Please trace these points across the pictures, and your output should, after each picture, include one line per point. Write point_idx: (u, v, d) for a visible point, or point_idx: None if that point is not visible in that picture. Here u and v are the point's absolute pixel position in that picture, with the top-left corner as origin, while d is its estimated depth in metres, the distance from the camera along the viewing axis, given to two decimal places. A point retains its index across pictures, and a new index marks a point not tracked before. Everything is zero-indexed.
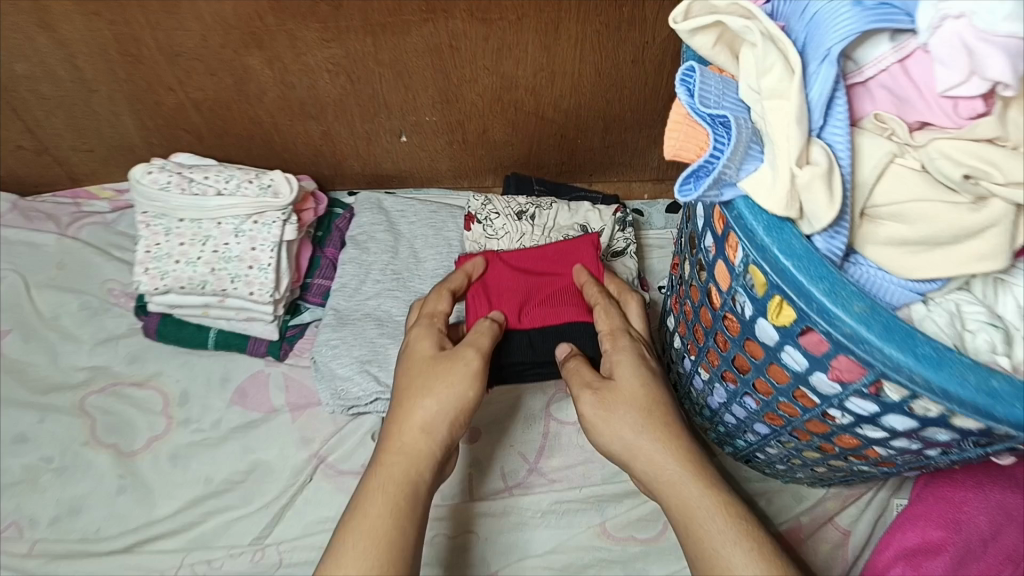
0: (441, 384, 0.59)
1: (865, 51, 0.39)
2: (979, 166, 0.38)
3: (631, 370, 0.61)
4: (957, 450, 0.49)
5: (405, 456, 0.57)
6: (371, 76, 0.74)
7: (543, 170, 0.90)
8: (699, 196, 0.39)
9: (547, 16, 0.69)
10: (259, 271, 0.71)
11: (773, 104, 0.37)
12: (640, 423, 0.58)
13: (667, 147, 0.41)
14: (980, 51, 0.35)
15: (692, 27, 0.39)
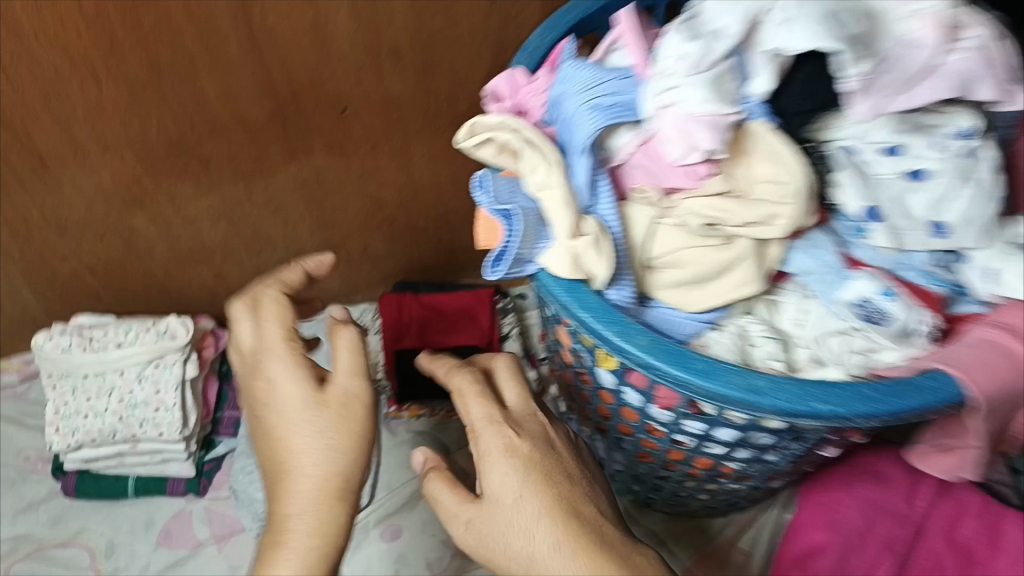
0: (343, 440, 0.48)
1: (615, 141, 0.49)
2: (715, 216, 0.48)
3: (512, 478, 0.48)
4: (783, 449, 0.58)
5: (315, 551, 0.47)
6: (251, 218, 0.81)
7: (430, 273, 0.97)
8: (504, 273, 0.48)
9: (398, 141, 0.78)
10: (165, 411, 0.76)
11: (545, 195, 0.47)
12: (514, 528, 0.47)
13: (482, 241, 0.51)
14: (691, 128, 0.45)
15: (474, 144, 0.49)
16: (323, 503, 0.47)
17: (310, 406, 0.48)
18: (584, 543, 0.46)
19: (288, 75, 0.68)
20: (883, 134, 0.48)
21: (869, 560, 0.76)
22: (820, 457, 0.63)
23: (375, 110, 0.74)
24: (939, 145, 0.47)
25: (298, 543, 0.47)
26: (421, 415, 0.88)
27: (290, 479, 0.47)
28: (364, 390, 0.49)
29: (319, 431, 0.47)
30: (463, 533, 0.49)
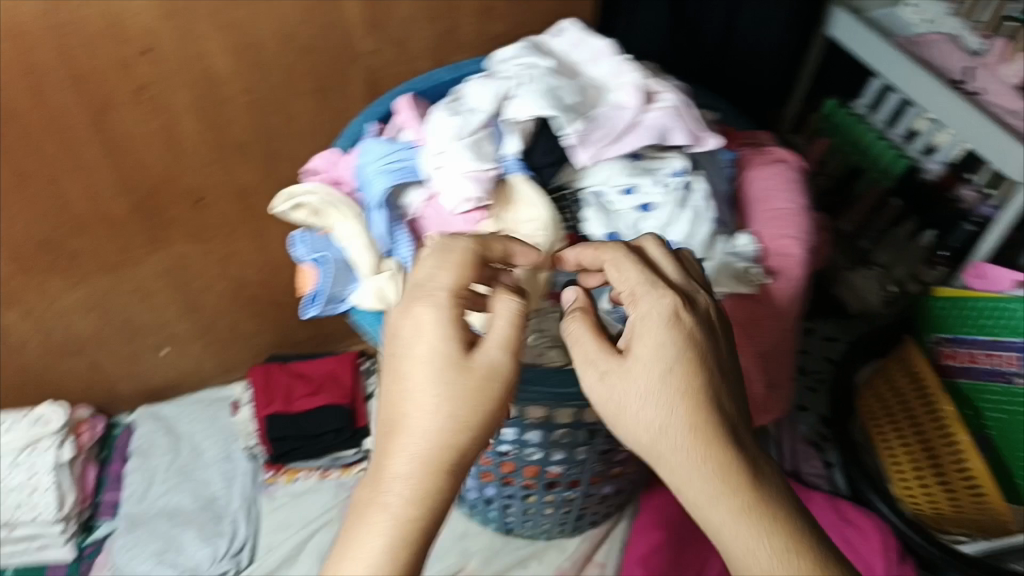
0: (469, 392, 0.43)
1: (406, 199, 0.62)
2: (489, 249, 0.61)
3: (667, 347, 0.44)
4: (586, 442, 0.73)
5: (410, 513, 0.42)
6: (122, 305, 0.89)
7: (300, 346, 1.05)
8: (317, 312, 0.60)
9: (253, 226, 0.88)
10: (40, 494, 0.86)
11: (350, 246, 0.61)
12: (665, 403, 0.43)
13: (303, 289, 0.63)
14: (457, 182, 0.59)
15: (288, 207, 0.62)
16: (435, 468, 0.42)
17: (452, 357, 0.44)
18: (705, 434, 0.43)
19: (144, 175, 0.78)
20: (619, 175, 0.63)
21: (700, 552, 0.88)
22: (626, 456, 0.78)
23: (227, 200, 0.85)
24: (660, 182, 0.63)
25: (388, 503, 0.42)
26: (296, 479, 0.96)
27: (409, 431, 0.43)
28: (502, 349, 0.45)
29: (440, 387, 0.43)
30: (601, 395, 0.45)
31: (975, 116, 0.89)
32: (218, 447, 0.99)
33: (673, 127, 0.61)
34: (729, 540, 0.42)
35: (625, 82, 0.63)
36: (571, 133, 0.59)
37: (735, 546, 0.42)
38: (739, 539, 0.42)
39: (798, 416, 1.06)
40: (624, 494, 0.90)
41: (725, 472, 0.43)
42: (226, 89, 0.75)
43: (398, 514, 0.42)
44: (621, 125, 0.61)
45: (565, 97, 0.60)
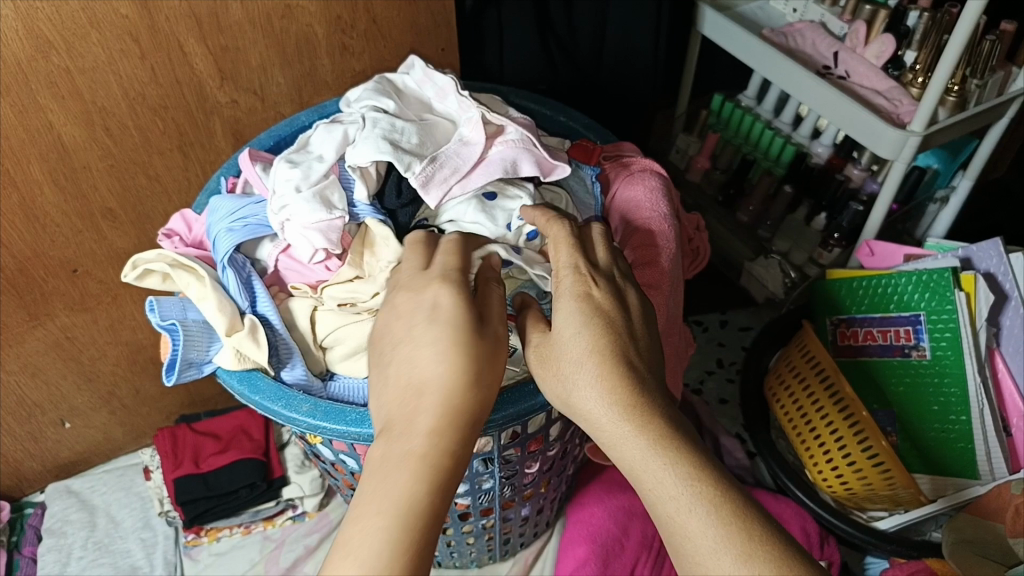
0: (475, 349, 0.44)
1: (260, 251, 0.63)
2: (344, 298, 0.60)
3: (575, 316, 0.50)
4: (489, 473, 0.70)
5: (438, 463, 0.42)
6: (11, 383, 0.86)
7: (211, 401, 1.04)
8: (178, 377, 0.61)
9: (139, 289, 0.87)
10: None
11: (204, 305, 0.60)
12: (572, 363, 0.48)
13: (164, 354, 0.63)
14: (303, 236, 0.58)
15: (138, 274, 0.62)
16: (453, 409, 0.43)
17: (467, 324, 0.45)
18: (613, 381, 0.47)
19: (10, 252, 0.76)
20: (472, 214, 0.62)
21: (629, 560, 0.88)
22: (535, 476, 0.76)
23: (105, 265, 0.83)
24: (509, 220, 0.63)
25: (417, 455, 0.42)
26: (220, 537, 0.94)
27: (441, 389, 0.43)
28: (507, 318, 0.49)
29: (474, 348, 0.44)
30: (538, 367, 0.51)
31: (845, 102, 0.91)
32: (135, 515, 0.97)
33: (520, 159, 0.62)
34: (651, 475, 0.45)
35: (469, 117, 0.64)
36: (412, 176, 0.59)
37: (658, 479, 0.44)
38: (659, 472, 0.44)
39: (719, 409, 1.06)
40: (548, 511, 0.88)
41: (631, 413, 0.46)
42: (82, 155, 0.73)
43: (428, 468, 0.42)
44: (468, 160, 0.61)
45: (404, 140, 0.60)
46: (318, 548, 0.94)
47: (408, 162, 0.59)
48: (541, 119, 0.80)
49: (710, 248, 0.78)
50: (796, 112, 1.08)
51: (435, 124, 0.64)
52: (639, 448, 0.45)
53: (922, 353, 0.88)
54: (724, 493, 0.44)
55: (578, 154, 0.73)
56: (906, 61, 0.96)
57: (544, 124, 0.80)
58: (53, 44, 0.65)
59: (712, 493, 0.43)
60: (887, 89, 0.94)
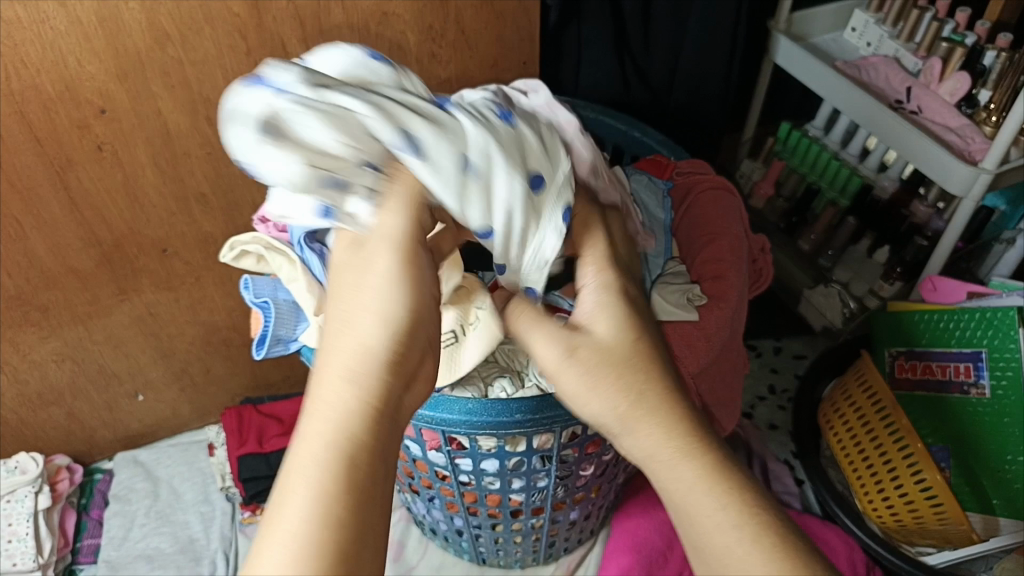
0: (363, 284, 0.43)
1: None
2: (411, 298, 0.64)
3: (625, 330, 0.48)
4: (546, 472, 0.71)
5: (335, 412, 0.39)
6: (96, 352, 0.91)
7: (274, 387, 1.08)
8: (266, 351, 0.64)
9: (218, 272, 0.91)
10: (18, 541, 0.88)
11: (293, 286, 0.65)
12: (625, 379, 0.46)
13: (257, 331, 0.67)
14: None
15: (232, 256, 0.67)
16: (350, 350, 0.41)
17: (356, 264, 0.44)
18: (666, 408, 0.45)
19: (108, 227, 0.82)
20: (338, 111, 0.47)
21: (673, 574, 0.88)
22: (588, 480, 0.76)
23: (192, 247, 0.88)
24: (497, 130, 0.51)
25: (319, 401, 0.40)
26: None
27: (322, 369, 0.41)
28: (403, 226, 0.45)
29: (358, 282, 0.43)
30: (572, 370, 0.47)
31: (919, 136, 0.92)
32: (196, 489, 1.01)
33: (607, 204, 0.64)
34: (697, 502, 0.43)
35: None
36: None
37: (717, 505, 0.43)
38: (716, 503, 0.43)
39: (770, 434, 1.05)
40: (596, 518, 0.89)
41: (686, 438, 0.45)
42: (183, 141, 0.78)
43: (320, 459, 0.38)
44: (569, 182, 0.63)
45: None
46: None
47: None
48: (617, 133, 0.82)
49: (773, 271, 0.78)
50: (864, 145, 1.08)
51: None
52: (702, 467, 0.44)
53: (982, 391, 0.87)
54: (778, 526, 0.43)
55: (651, 168, 0.77)
56: (980, 100, 0.96)
57: (620, 140, 0.83)
58: (171, 35, 0.70)
59: (764, 526, 0.43)
60: (958, 126, 0.94)
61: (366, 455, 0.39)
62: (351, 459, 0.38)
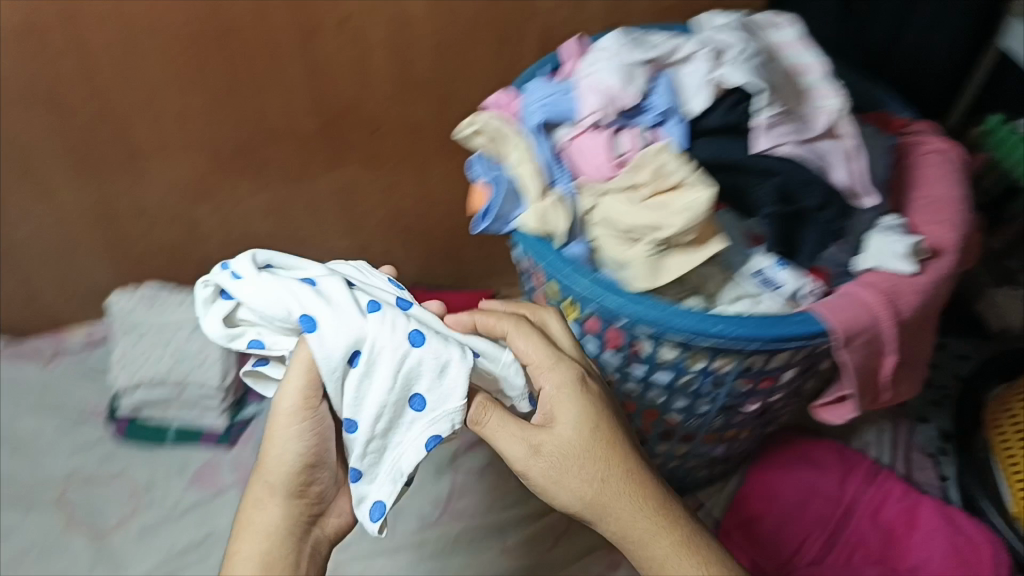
0: (277, 450, 0.58)
1: (558, 133, 0.66)
2: (628, 211, 0.60)
3: (582, 425, 0.55)
4: (712, 396, 0.73)
5: (261, 542, 0.58)
6: (296, 216, 0.99)
7: (440, 280, 1.14)
8: (485, 227, 0.65)
9: (417, 159, 0.97)
10: (209, 362, 0.96)
11: (521, 168, 0.66)
12: (592, 474, 0.55)
13: (472, 207, 0.68)
14: (584, 92, 0.63)
15: (464, 133, 0.68)
16: (274, 494, 0.59)
17: (274, 427, 0.58)
18: (636, 488, 0.56)
19: (335, 98, 0.88)
20: (266, 298, 0.55)
21: (792, 543, 0.87)
22: (745, 420, 0.78)
23: (400, 132, 0.93)
24: (384, 346, 0.53)
25: (252, 534, 0.59)
26: None
27: (251, 498, 0.59)
28: (298, 393, 0.56)
29: (276, 444, 0.58)
30: (540, 466, 0.55)
31: None
32: None
33: (835, 163, 0.63)
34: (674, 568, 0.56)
35: (823, 106, 0.63)
36: (765, 112, 0.61)
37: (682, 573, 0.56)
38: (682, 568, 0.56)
39: (917, 427, 1.00)
40: (734, 461, 0.90)
41: (658, 513, 0.56)
42: (416, 29, 0.83)
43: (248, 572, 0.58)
44: (810, 130, 0.63)
45: (770, 79, 0.62)
46: None
47: (763, 102, 0.61)
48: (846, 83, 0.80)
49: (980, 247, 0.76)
50: None
51: (793, 87, 0.64)
52: (665, 544, 0.56)
53: None
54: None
55: (878, 122, 0.76)
56: None
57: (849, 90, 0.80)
58: None
59: None
60: None
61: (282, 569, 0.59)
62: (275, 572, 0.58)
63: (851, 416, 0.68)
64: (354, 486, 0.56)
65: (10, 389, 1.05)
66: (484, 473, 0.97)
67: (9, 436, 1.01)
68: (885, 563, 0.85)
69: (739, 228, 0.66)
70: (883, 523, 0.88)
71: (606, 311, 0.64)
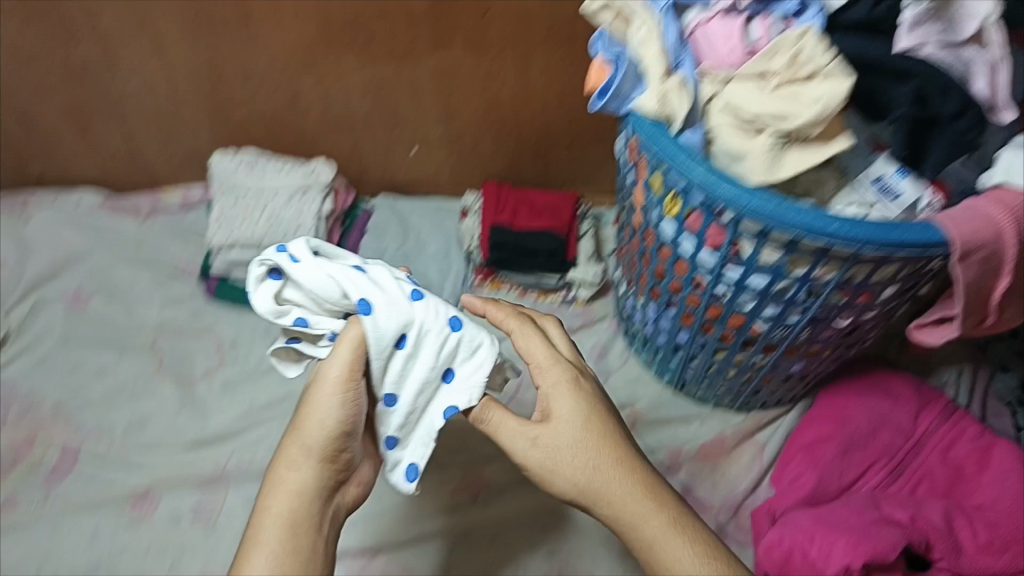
0: (319, 412, 0.59)
1: (687, 16, 0.65)
2: (757, 101, 0.59)
3: (575, 414, 0.65)
4: (804, 307, 0.72)
5: (294, 502, 0.59)
6: (394, 95, 1.00)
7: (525, 180, 1.15)
8: (602, 104, 0.66)
9: (522, 48, 0.95)
10: (303, 231, 0.99)
11: (646, 45, 0.65)
12: (581, 460, 0.64)
13: (593, 83, 0.69)
14: None
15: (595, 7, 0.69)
16: (309, 457, 0.59)
17: (319, 389, 0.60)
18: (625, 474, 0.65)
19: None
20: (324, 281, 0.61)
21: (857, 470, 0.87)
22: (831, 337, 0.77)
23: (508, 17, 0.91)
24: (430, 329, 0.62)
25: (283, 495, 0.59)
26: (499, 292, 1.07)
27: (283, 460, 0.60)
28: (345, 366, 0.60)
29: (318, 404, 0.60)
30: (537, 456, 0.65)
31: None
32: (438, 245, 1.10)
33: (976, 73, 0.61)
34: (665, 546, 0.63)
35: None
36: (912, 8, 0.59)
37: (670, 550, 0.63)
38: (677, 550, 0.63)
39: (997, 374, 0.97)
40: (808, 380, 0.91)
41: (646, 496, 0.65)
42: None
43: (276, 530, 0.58)
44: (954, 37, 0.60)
45: None
46: (577, 332, 1.05)
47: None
48: None
49: None
50: None
51: None
52: (657, 527, 0.64)
53: None
54: None
55: None
56: None
57: None
58: None
59: None
60: None
61: (308, 532, 0.59)
62: (302, 536, 0.58)
63: (953, 336, 0.66)
64: (389, 453, 0.66)
65: (109, 239, 1.09)
66: None
67: (107, 283, 1.06)
68: (949, 497, 0.85)
69: (865, 132, 0.64)
70: (951, 460, 0.87)
71: (713, 202, 0.63)
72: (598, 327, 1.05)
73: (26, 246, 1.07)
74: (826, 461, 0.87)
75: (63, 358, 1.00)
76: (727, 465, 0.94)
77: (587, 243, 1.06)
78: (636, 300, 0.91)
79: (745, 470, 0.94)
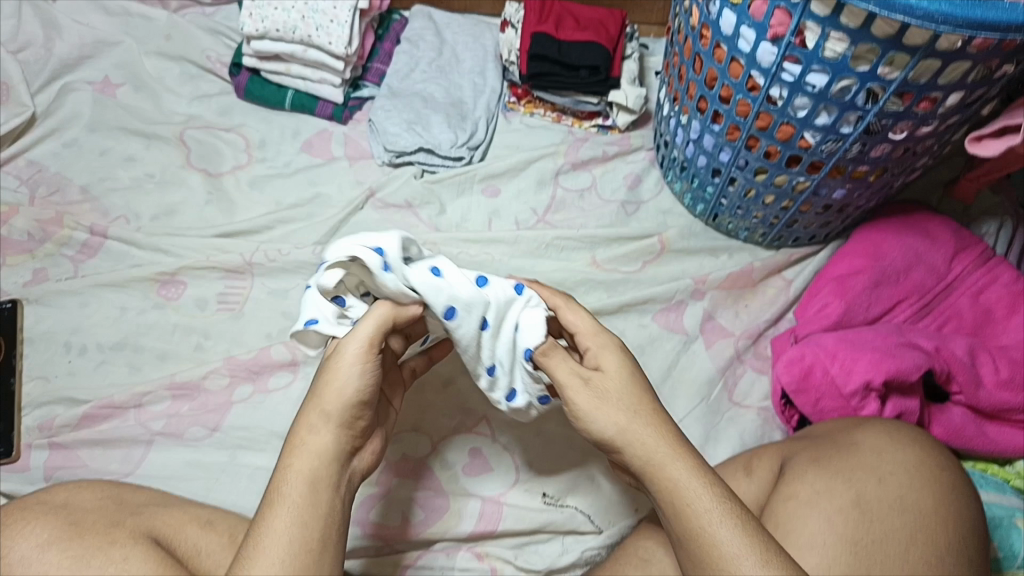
0: (340, 374, 0.55)
1: None
2: None
3: (622, 369, 0.60)
4: (861, 115, 0.69)
5: (315, 462, 0.54)
6: None
7: None
8: None
9: None
10: (337, 25, 0.96)
11: None
12: (629, 403, 0.58)
13: None
14: None
15: None
16: (331, 419, 0.55)
17: (341, 353, 0.56)
18: (668, 427, 0.58)
19: None
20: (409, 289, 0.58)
21: (884, 305, 0.87)
22: (881, 156, 0.74)
23: None
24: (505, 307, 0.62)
25: (302, 456, 0.54)
26: (534, 114, 1.05)
27: (302, 424, 0.55)
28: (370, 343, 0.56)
29: (339, 367, 0.55)
30: (585, 395, 0.58)
31: None
32: (474, 61, 1.05)
33: None
34: (695, 490, 0.54)
35: None
36: None
37: (703, 495, 0.54)
38: (699, 488, 0.54)
39: None
40: (846, 214, 0.89)
41: (685, 448, 0.57)
42: None
43: (294, 490, 0.52)
44: None
45: None
46: (611, 160, 1.02)
47: None
48: None
49: None
50: None
51: None
52: (684, 468, 0.55)
53: None
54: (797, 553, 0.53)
55: None
56: None
57: None
58: None
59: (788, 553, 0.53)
60: None
61: (327, 493, 0.53)
62: (322, 495, 0.53)
63: (1013, 142, 0.64)
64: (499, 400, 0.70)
65: (138, 29, 1.06)
66: (583, 195, 0.99)
67: (135, 72, 1.04)
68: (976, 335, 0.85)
69: None
70: (981, 303, 0.86)
71: None
72: (633, 156, 1.02)
73: (52, 26, 1.04)
74: (856, 293, 0.86)
75: (91, 143, 0.99)
76: (751, 297, 0.94)
77: (631, 66, 1.01)
78: (678, 117, 0.88)
79: (769, 304, 0.93)
